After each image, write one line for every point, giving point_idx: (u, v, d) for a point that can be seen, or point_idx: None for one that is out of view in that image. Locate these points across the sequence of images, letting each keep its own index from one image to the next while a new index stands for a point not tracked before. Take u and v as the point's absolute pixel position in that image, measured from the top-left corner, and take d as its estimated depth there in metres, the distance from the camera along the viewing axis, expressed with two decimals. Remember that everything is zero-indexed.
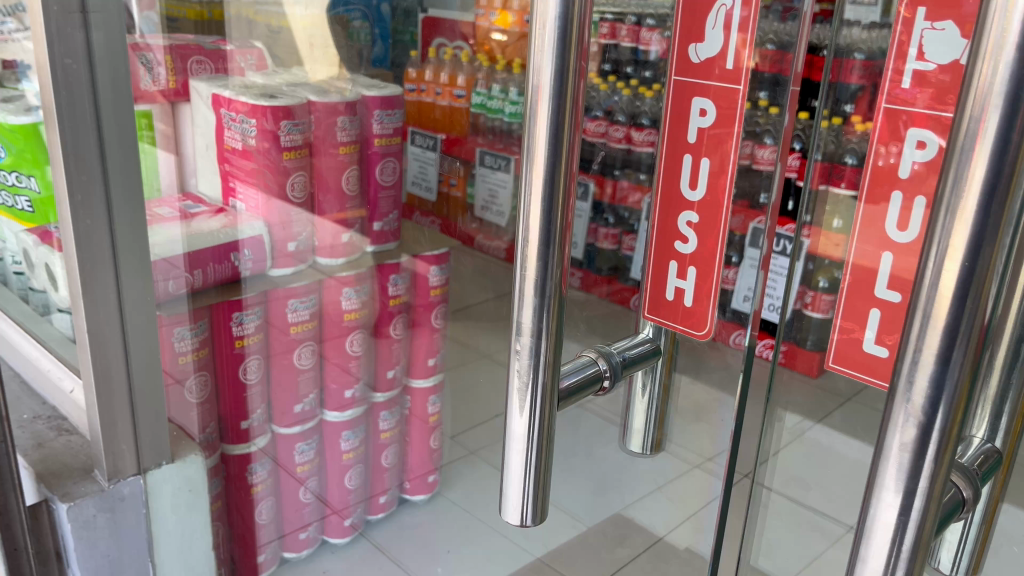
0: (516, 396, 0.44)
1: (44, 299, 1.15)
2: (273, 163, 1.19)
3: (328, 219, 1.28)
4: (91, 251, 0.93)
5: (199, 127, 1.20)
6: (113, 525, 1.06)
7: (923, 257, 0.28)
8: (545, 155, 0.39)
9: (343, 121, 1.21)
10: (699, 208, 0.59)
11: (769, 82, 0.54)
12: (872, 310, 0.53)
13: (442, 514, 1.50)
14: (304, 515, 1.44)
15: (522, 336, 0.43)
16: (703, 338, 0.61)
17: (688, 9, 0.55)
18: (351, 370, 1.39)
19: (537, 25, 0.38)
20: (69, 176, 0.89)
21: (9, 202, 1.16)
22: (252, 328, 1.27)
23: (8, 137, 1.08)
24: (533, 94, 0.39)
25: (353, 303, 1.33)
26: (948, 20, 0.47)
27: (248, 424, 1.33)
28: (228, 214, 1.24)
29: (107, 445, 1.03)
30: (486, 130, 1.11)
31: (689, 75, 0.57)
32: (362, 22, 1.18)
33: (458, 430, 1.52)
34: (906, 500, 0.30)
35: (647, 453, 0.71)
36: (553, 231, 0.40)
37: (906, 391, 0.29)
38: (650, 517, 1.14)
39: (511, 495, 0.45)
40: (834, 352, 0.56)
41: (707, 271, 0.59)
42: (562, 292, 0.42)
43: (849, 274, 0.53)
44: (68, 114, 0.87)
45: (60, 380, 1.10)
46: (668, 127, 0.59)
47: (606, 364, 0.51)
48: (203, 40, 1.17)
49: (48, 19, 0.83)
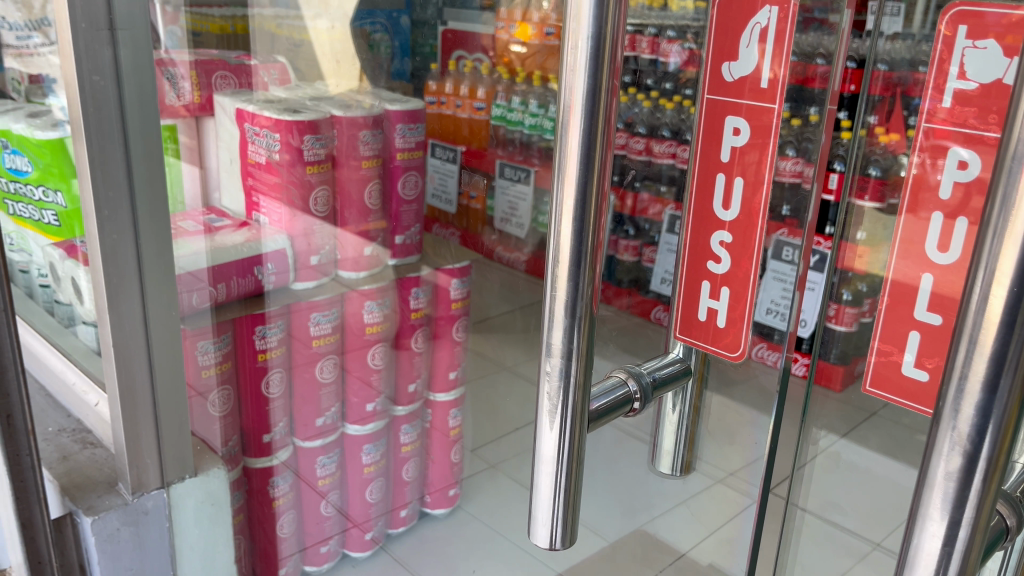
0: (545, 417, 0.44)
1: (69, 312, 1.16)
2: (298, 178, 1.21)
3: (350, 231, 1.28)
4: (118, 265, 0.94)
5: (223, 141, 1.21)
6: (136, 539, 1.06)
7: (969, 281, 0.27)
8: (577, 173, 0.39)
9: (366, 135, 1.21)
10: (731, 227, 0.58)
11: (792, 93, 0.55)
12: (911, 332, 0.52)
13: (461, 528, 1.48)
14: (325, 529, 1.44)
15: (553, 357, 0.42)
16: (736, 359, 0.61)
17: (721, 27, 0.55)
18: (373, 383, 1.39)
19: (570, 43, 0.37)
20: (96, 190, 0.90)
21: (35, 216, 1.17)
22: (274, 342, 1.29)
23: (35, 152, 1.08)
24: (564, 113, 0.38)
25: (375, 316, 1.33)
26: (989, 38, 0.46)
27: (271, 438, 1.34)
28: (251, 228, 1.25)
29: (131, 458, 1.03)
30: (506, 141, 1.10)
31: (721, 93, 0.56)
32: (382, 35, 1.15)
33: (478, 443, 1.49)
34: (950, 529, 0.29)
35: (676, 475, 0.70)
36: (584, 251, 0.40)
37: (951, 418, 0.28)
38: (675, 534, 1.13)
39: (541, 515, 0.45)
40: (872, 376, 0.55)
41: (741, 292, 0.59)
42: (593, 312, 0.42)
43: (888, 293, 0.52)
44: (96, 130, 0.88)
45: (85, 393, 1.12)
46: (701, 144, 0.58)
47: (637, 385, 0.51)
48: (227, 56, 1.18)
49: (77, 35, 0.84)
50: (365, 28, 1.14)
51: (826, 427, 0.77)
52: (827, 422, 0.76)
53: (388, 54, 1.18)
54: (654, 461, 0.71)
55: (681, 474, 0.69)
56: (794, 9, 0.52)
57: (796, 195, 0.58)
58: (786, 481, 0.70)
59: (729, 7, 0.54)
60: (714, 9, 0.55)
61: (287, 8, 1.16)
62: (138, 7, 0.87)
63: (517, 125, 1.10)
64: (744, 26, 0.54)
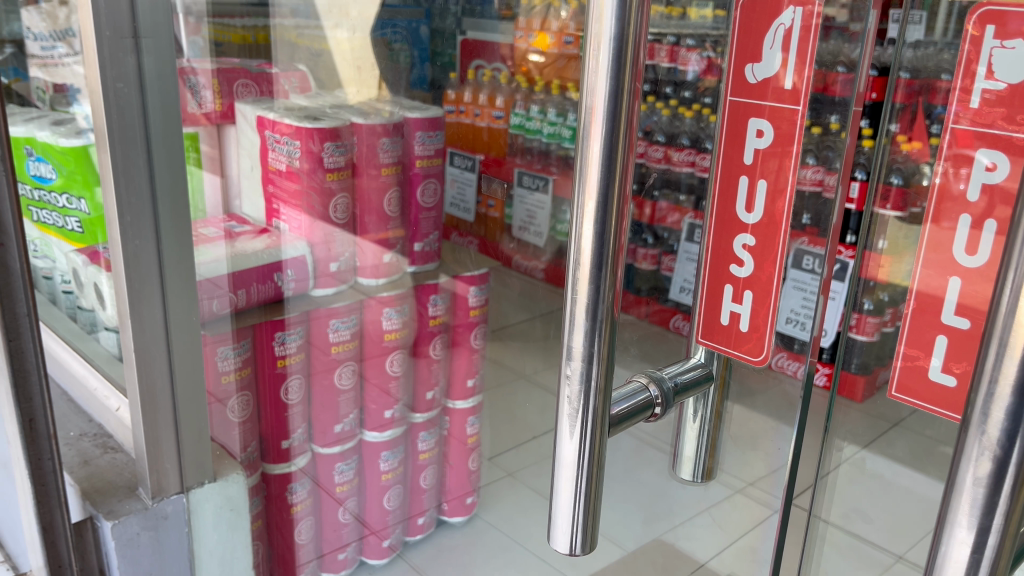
0: (566, 421, 0.43)
1: (92, 318, 1.18)
2: (318, 185, 1.21)
3: (369, 239, 1.28)
4: (140, 272, 0.94)
5: (243, 149, 1.22)
6: (155, 543, 1.06)
7: (1000, 284, 0.27)
8: (598, 178, 0.38)
9: (386, 143, 1.21)
10: (754, 230, 0.58)
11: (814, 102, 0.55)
12: (939, 337, 0.51)
13: (478, 537, 1.46)
14: (343, 536, 1.45)
15: (573, 361, 0.42)
16: (760, 364, 0.60)
17: (744, 30, 0.55)
18: (391, 391, 1.39)
19: (592, 47, 0.37)
20: (119, 198, 0.91)
21: (59, 223, 1.18)
22: (293, 348, 1.29)
23: (59, 159, 1.10)
24: (586, 116, 0.38)
25: (393, 323, 1.34)
26: (1018, 38, 0.46)
27: (289, 444, 1.35)
28: (271, 235, 1.26)
29: (151, 463, 1.04)
30: (524, 150, 1.09)
31: (744, 95, 0.56)
32: (402, 44, 1.13)
33: (497, 452, 1.46)
34: (979, 537, 0.29)
35: (697, 482, 0.67)
36: (605, 255, 0.39)
37: (980, 424, 0.28)
38: (695, 543, 1.11)
39: (560, 521, 0.45)
40: (898, 381, 0.54)
41: (764, 295, 0.58)
42: (614, 316, 0.41)
43: (914, 301, 0.52)
44: (120, 136, 0.89)
45: (107, 398, 1.13)
46: (724, 147, 0.57)
47: (658, 390, 0.50)
48: (249, 64, 1.19)
49: (101, 44, 0.85)
50: (385, 36, 1.13)
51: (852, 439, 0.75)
52: (853, 433, 0.75)
53: (407, 63, 1.16)
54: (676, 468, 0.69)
55: (704, 481, 0.67)
56: (820, 10, 0.52)
57: (816, 204, 0.56)
58: (808, 489, 0.68)
59: (753, 8, 0.54)
60: (737, 11, 0.55)
61: (307, 19, 1.17)
62: (162, 16, 0.88)
63: (535, 134, 1.10)
64: (768, 28, 0.54)
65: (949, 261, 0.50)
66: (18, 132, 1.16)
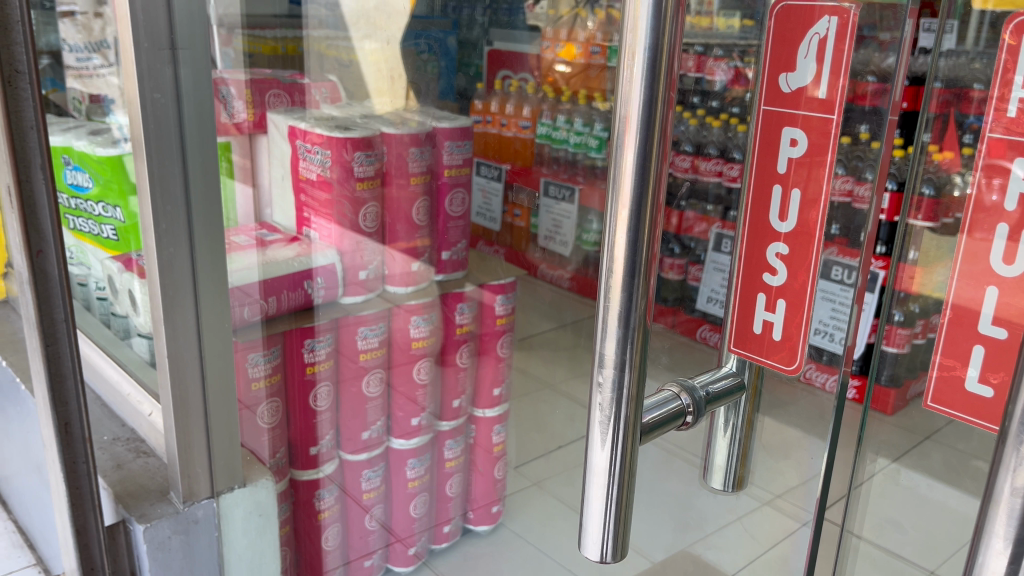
0: (598, 429, 0.43)
1: (125, 324, 1.20)
2: (350, 194, 1.22)
3: (398, 248, 1.28)
4: (173, 278, 0.96)
5: (275, 158, 1.23)
6: (185, 547, 1.07)
7: None
8: (632, 187, 0.39)
9: (414, 152, 1.23)
10: (787, 239, 0.58)
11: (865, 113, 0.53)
12: (975, 347, 0.50)
13: (503, 547, 1.46)
14: (369, 542, 1.46)
15: (605, 368, 0.42)
16: (792, 373, 0.59)
17: (778, 39, 0.55)
18: (417, 399, 1.40)
19: (626, 58, 0.38)
20: (154, 207, 0.92)
21: (95, 230, 1.20)
22: (323, 355, 1.31)
23: (97, 168, 1.12)
24: (620, 125, 0.38)
25: (421, 331, 1.34)
26: None
27: (318, 450, 1.36)
28: (302, 243, 1.27)
29: (183, 468, 1.05)
30: (550, 160, 1.14)
31: (778, 104, 0.56)
32: (429, 55, 1.11)
33: (523, 461, 1.47)
34: (1015, 548, 0.28)
35: (729, 491, 0.66)
36: (638, 263, 0.40)
37: (1017, 437, 0.28)
38: (724, 555, 1.10)
39: (591, 528, 0.45)
40: (933, 391, 0.53)
41: (798, 302, 0.58)
42: (646, 323, 0.42)
43: (949, 313, 0.51)
44: (155, 145, 0.90)
45: (140, 403, 1.14)
46: (758, 157, 0.57)
47: (690, 398, 0.50)
48: (282, 75, 1.18)
49: (139, 55, 0.86)
50: (416, 46, 1.10)
51: (882, 453, 0.75)
52: (884, 446, 0.75)
53: (434, 73, 1.14)
54: (706, 477, 0.68)
55: (734, 491, 0.66)
56: (855, 19, 0.52)
57: (847, 213, 0.56)
58: (842, 500, 0.68)
59: (787, 18, 0.54)
60: (771, 21, 0.55)
61: (336, 29, 1.15)
62: (198, 28, 0.89)
63: (561, 144, 1.14)
64: (802, 37, 0.54)
65: (985, 272, 0.49)
66: (56, 142, 1.19)
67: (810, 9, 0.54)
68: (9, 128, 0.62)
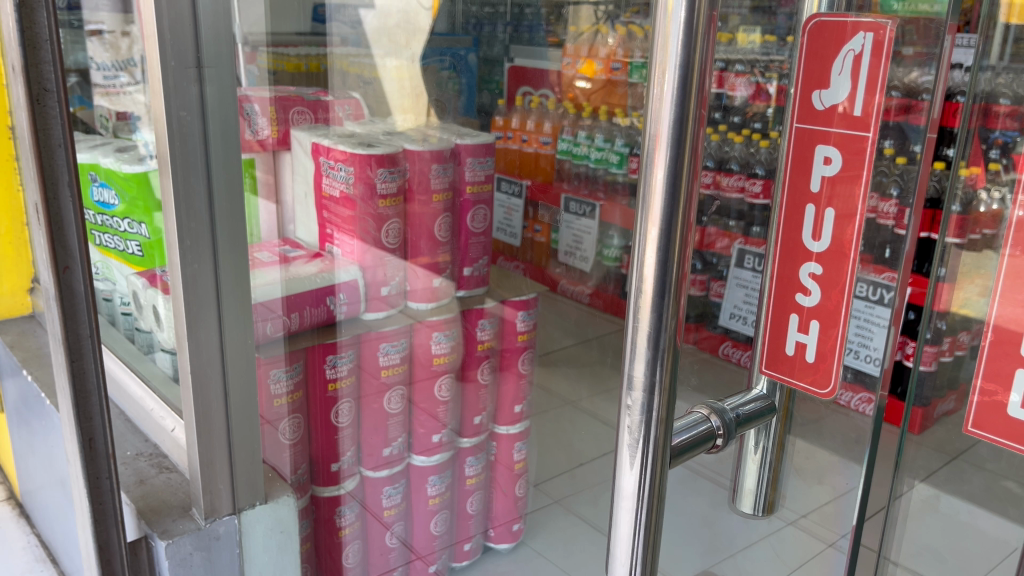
0: (627, 451, 0.43)
1: (149, 339, 1.21)
2: (373, 211, 1.23)
3: (419, 263, 1.29)
4: (198, 294, 0.96)
5: (298, 175, 1.21)
6: (207, 563, 1.07)
7: None
8: (661, 205, 0.38)
9: (438, 169, 1.24)
10: (820, 258, 0.56)
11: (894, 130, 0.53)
12: (1017, 371, 0.49)
13: (524, 564, 1.42)
14: (390, 560, 1.46)
15: (634, 391, 0.42)
16: (825, 396, 0.58)
17: (811, 54, 0.54)
18: (438, 415, 1.39)
19: (656, 75, 0.37)
20: (178, 222, 0.92)
21: (120, 246, 1.22)
22: (345, 371, 1.30)
23: (123, 186, 1.13)
24: (649, 143, 0.38)
25: (443, 347, 1.34)
26: None
27: (339, 467, 1.36)
28: (324, 260, 1.26)
29: (205, 484, 1.05)
30: (571, 175, 1.18)
31: (810, 121, 0.55)
32: (450, 72, 1.16)
33: (543, 478, 1.43)
34: None
35: (759, 515, 0.66)
36: (668, 283, 0.39)
37: None
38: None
39: (618, 553, 0.44)
40: (974, 416, 0.52)
41: (832, 323, 0.56)
42: (676, 344, 0.41)
43: (992, 335, 0.50)
44: (181, 159, 0.91)
45: (163, 419, 1.15)
46: (790, 173, 0.57)
47: (720, 421, 0.49)
48: (305, 92, 1.16)
49: (166, 73, 0.87)
50: (438, 63, 1.15)
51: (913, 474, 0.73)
52: (913, 467, 0.73)
53: (455, 90, 1.18)
54: (734, 501, 0.68)
55: (765, 514, 0.66)
56: (891, 35, 0.51)
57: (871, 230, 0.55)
58: (881, 512, 0.68)
59: (821, 34, 0.54)
60: (804, 35, 0.55)
61: (357, 47, 1.16)
62: (224, 46, 0.90)
63: (583, 159, 1.18)
64: (835, 54, 0.53)
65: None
66: (84, 159, 1.21)
67: (842, 25, 0.53)
68: (37, 146, 0.61)
